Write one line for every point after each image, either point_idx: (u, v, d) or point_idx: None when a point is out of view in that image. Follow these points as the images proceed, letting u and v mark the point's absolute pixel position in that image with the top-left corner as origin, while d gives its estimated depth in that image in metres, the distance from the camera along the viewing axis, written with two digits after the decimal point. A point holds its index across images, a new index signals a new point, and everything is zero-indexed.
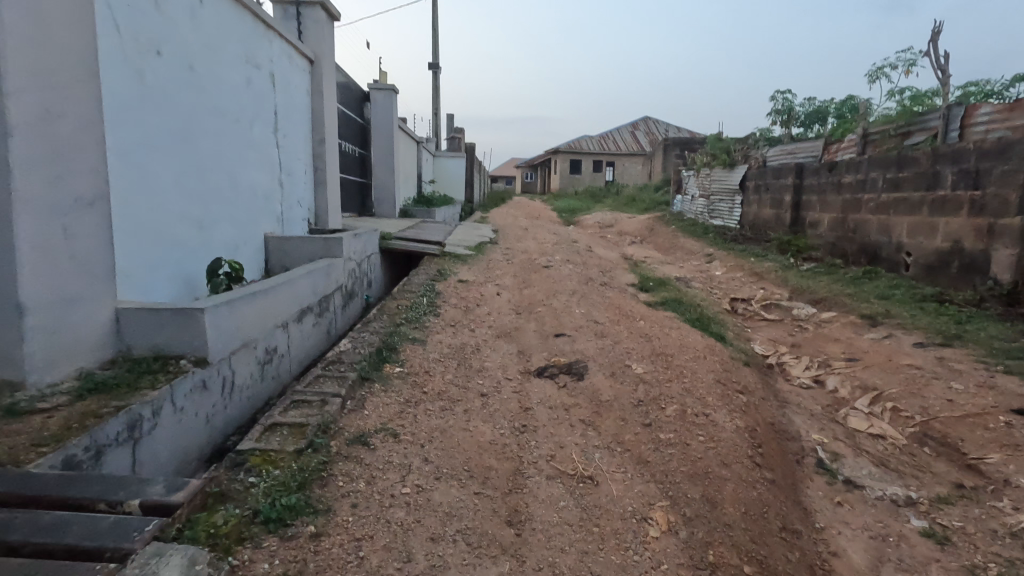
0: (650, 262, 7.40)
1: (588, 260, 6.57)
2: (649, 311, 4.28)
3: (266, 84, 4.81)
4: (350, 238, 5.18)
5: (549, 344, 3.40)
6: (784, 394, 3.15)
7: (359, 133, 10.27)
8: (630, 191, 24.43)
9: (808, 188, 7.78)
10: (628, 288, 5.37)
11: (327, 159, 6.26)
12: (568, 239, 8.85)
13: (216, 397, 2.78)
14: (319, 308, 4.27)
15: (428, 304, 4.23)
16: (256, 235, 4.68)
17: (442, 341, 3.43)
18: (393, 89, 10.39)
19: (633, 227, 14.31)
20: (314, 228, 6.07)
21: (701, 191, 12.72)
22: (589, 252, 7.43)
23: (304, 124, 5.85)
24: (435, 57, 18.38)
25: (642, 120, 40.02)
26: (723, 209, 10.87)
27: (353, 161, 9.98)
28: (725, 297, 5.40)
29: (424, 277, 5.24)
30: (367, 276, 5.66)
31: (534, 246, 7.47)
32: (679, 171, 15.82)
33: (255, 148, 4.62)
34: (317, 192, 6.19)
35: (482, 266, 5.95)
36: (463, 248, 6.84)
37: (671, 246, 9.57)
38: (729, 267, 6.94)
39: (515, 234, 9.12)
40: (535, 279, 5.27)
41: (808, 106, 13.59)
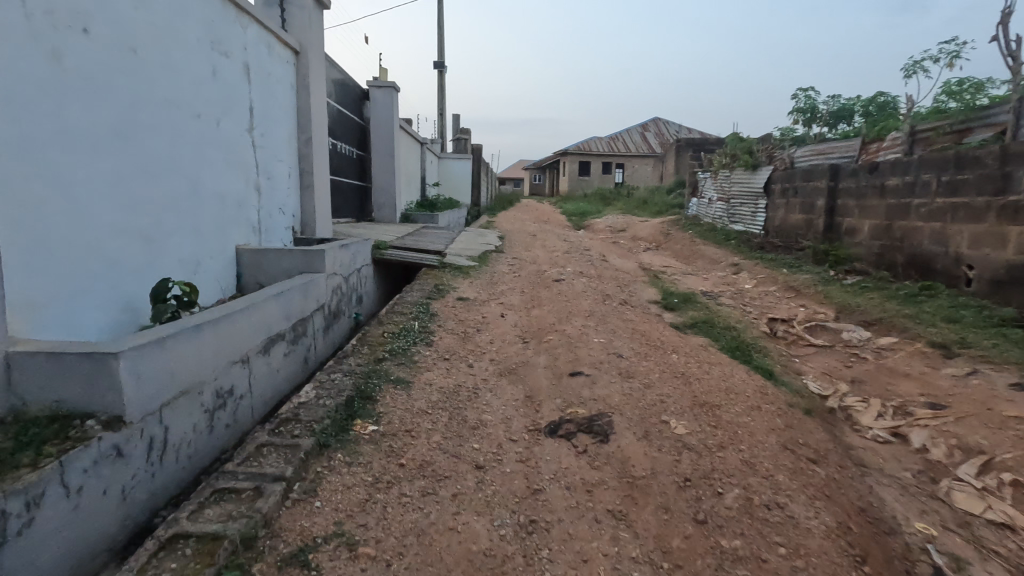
0: (671, 274, 6.75)
1: (603, 272, 5.94)
2: (681, 339, 3.65)
3: (237, 75, 4.22)
4: (336, 250, 4.58)
5: (564, 386, 2.79)
6: (860, 456, 2.51)
7: (358, 133, 9.70)
8: (642, 194, 23.74)
9: (844, 192, 7.10)
10: (651, 306, 4.74)
11: (315, 161, 5.67)
12: (580, 247, 8.22)
13: (137, 464, 2.17)
14: (293, 335, 3.66)
15: (419, 330, 3.62)
16: (226, 248, 4.10)
17: (432, 382, 2.81)
18: (394, 87, 9.83)
19: (646, 232, 13.64)
20: (299, 238, 5.49)
21: (719, 195, 12.03)
22: (604, 262, 6.80)
23: (287, 122, 5.26)
24: (440, 56, 17.82)
25: (653, 121, 39.27)
26: (745, 213, 10.18)
27: (351, 164, 9.41)
28: (762, 317, 4.74)
29: (420, 294, 4.63)
30: (356, 292, 5.05)
31: (544, 256, 6.84)
32: (695, 173, 15.13)
33: (224, 149, 4.03)
34: (303, 198, 5.61)
35: (487, 280, 5.34)
36: (466, 258, 6.23)
37: (691, 254, 8.91)
38: (759, 279, 6.27)
39: (524, 241, 8.50)
40: (546, 297, 4.65)
41: (833, 104, 12.87)
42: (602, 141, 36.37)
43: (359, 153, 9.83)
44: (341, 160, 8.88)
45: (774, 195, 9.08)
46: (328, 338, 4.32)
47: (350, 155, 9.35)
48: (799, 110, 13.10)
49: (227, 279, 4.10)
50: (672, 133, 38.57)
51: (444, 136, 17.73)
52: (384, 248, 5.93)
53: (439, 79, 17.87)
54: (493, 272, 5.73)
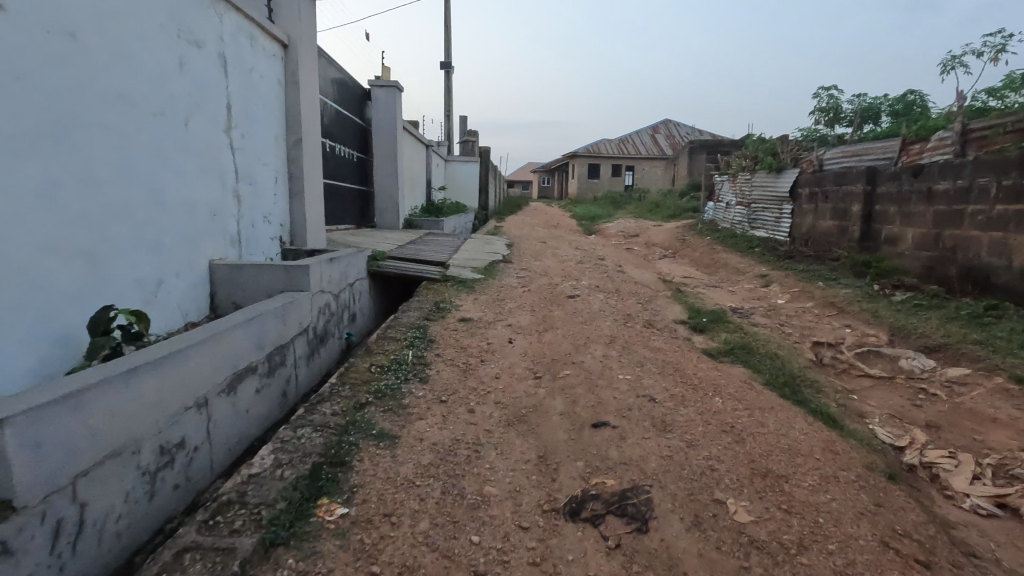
0: (695, 287, 6.19)
1: (622, 286, 5.40)
2: (721, 373, 3.11)
3: (212, 68, 3.74)
4: (324, 265, 4.09)
5: (587, 441, 2.28)
6: (968, 540, 1.97)
7: (359, 135, 9.24)
8: (653, 197, 23.18)
9: (884, 197, 6.51)
10: (679, 328, 4.20)
11: (305, 165, 5.20)
12: (594, 255, 7.69)
13: (35, 561, 1.67)
14: (268, 367, 3.17)
15: (413, 361, 3.11)
16: (197, 263, 3.62)
17: (423, 436, 2.29)
18: (397, 85, 9.37)
19: (661, 237, 13.07)
20: (287, 249, 5.02)
21: (738, 199, 11.46)
22: (622, 274, 6.26)
23: (273, 122, 4.78)
24: (447, 56, 17.38)
25: (665, 123, 38.64)
26: (768, 219, 9.59)
27: (352, 167, 8.94)
28: (804, 340, 4.19)
29: (417, 313, 4.13)
30: (347, 310, 4.55)
31: (556, 268, 6.32)
32: (711, 176, 14.53)
33: (194, 151, 3.55)
34: (291, 205, 5.14)
35: (493, 296, 4.83)
36: (470, 270, 5.73)
37: (712, 264, 8.34)
38: (793, 293, 5.71)
39: (534, 249, 8.00)
40: (560, 317, 4.13)
41: (858, 103, 12.25)
42: (612, 143, 35.79)
43: (360, 157, 9.36)
44: (340, 163, 8.41)
45: (801, 200, 8.50)
46: (313, 365, 3.82)
47: (350, 158, 8.88)
48: (822, 110, 12.49)
49: (198, 299, 3.62)
50: (684, 135, 37.91)
51: (451, 138, 17.27)
52: (382, 260, 5.44)
53: (446, 80, 17.42)
54: (500, 287, 5.21)
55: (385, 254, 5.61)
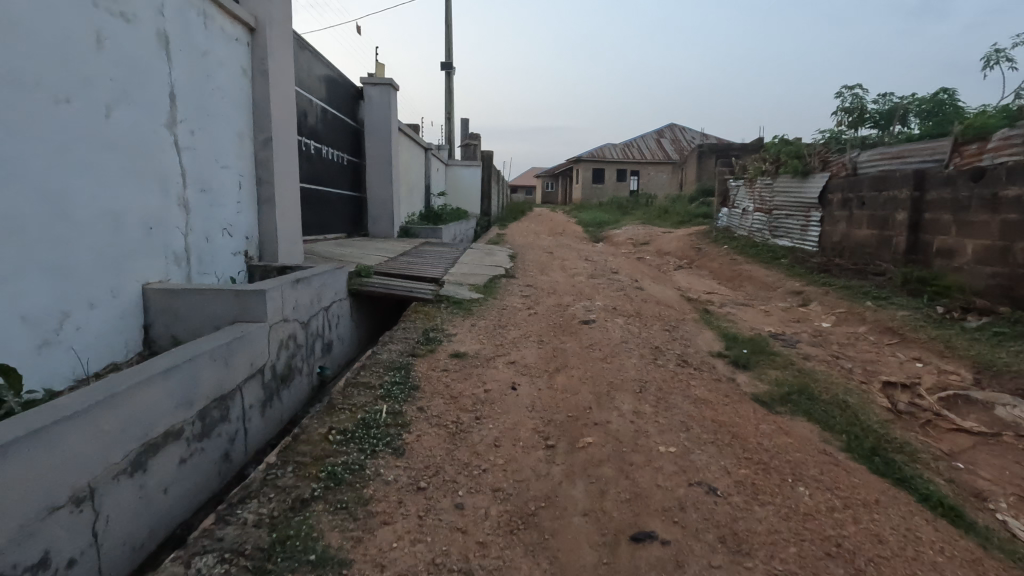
0: (724, 306, 5.47)
1: (643, 307, 4.68)
2: (789, 437, 2.39)
3: (147, 48, 3.05)
4: (289, 288, 3.37)
5: (627, 569, 1.56)
6: None
7: (350, 137, 8.56)
8: (661, 202, 22.45)
9: (934, 204, 5.77)
10: (719, 364, 3.47)
11: (278, 167, 4.51)
12: (606, 268, 6.97)
13: None
14: (201, 426, 2.45)
15: (387, 422, 2.39)
16: (125, 288, 2.93)
17: (386, 560, 1.58)
18: (392, 83, 8.71)
19: (673, 246, 12.36)
20: (254, 264, 4.32)
21: (757, 204, 10.73)
22: (641, 290, 5.53)
23: (237, 118, 4.09)
24: (447, 56, 16.76)
25: (670, 127, 38.02)
26: (794, 227, 8.85)
27: (343, 172, 8.24)
28: (871, 379, 3.46)
29: (401, 346, 3.41)
30: (320, 339, 3.84)
31: (565, 284, 5.59)
32: (725, 180, 13.83)
33: (121, 150, 2.86)
34: (260, 213, 4.44)
35: (493, 321, 4.12)
36: (468, 287, 5.02)
37: (736, 277, 7.61)
38: (838, 315, 4.98)
39: (540, 261, 7.29)
40: (574, 350, 3.42)
41: (883, 104, 11.55)
42: (616, 148, 35.18)
43: (352, 161, 8.66)
44: (330, 167, 7.70)
45: (833, 206, 7.76)
46: (271, 414, 3.10)
47: (341, 162, 8.18)
48: (845, 111, 11.78)
49: (127, 334, 2.93)
50: (690, 140, 37.26)
51: (452, 142, 16.60)
52: (366, 277, 4.75)
53: (446, 81, 16.78)
54: (502, 309, 4.49)
55: (370, 270, 4.90)
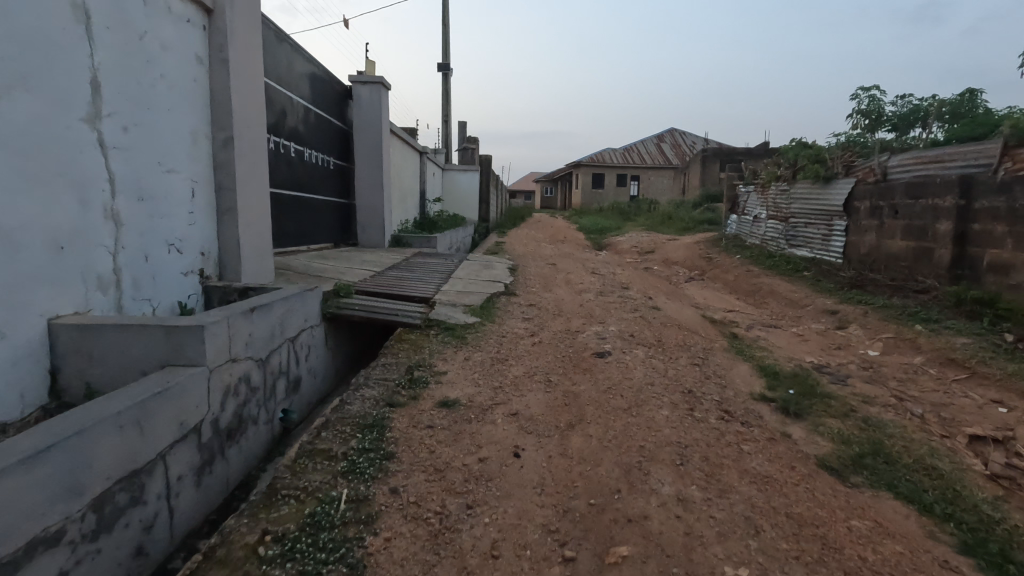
0: (752, 330, 4.85)
1: (665, 333, 4.07)
2: (892, 540, 1.76)
3: (57, 23, 2.45)
4: (238, 319, 2.74)
5: None
6: None
7: (338, 139, 7.95)
8: (664, 208, 21.86)
9: (984, 214, 5.17)
10: (766, 412, 2.85)
11: (241, 171, 3.87)
12: (616, 282, 6.35)
13: None
14: (97, 521, 1.82)
15: (346, 518, 1.77)
16: (22, 324, 2.30)
17: None
18: (382, 81, 8.11)
19: (681, 255, 11.75)
20: (211, 285, 3.69)
21: (772, 212, 10.13)
22: (658, 311, 4.91)
23: (188, 113, 3.47)
24: (444, 58, 16.19)
25: (670, 132, 37.50)
26: (815, 237, 8.24)
27: (330, 177, 7.62)
28: (952, 431, 2.83)
29: (377, 390, 2.79)
30: (282, 378, 3.21)
31: (572, 304, 4.97)
32: (733, 186, 13.26)
33: (15, 149, 2.24)
34: (220, 225, 3.82)
35: (491, 353, 3.49)
36: (463, 308, 4.40)
37: (756, 292, 6.99)
38: (885, 341, 4.36)
39: (543, 274, 6.67)
40: (591, 396, 2.80)
41: (903, 106, 10.98)
42: (617, 153, 34.66)
43: (340, 165, 8.04)
44: (315, 171, 7.09)
45: (860, 215, 7.17)
46: (211, 481, 2.46)
47: (328, 166, 7.56)
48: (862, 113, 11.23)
49: (23, 384, 2.30)
50: (692, 144, 36.76)
51: (449, 146, 16.00)
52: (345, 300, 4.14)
53: (444, 83, 16.20)
54: (502, 336, 3.86)
55: (350, 291, 4.28)
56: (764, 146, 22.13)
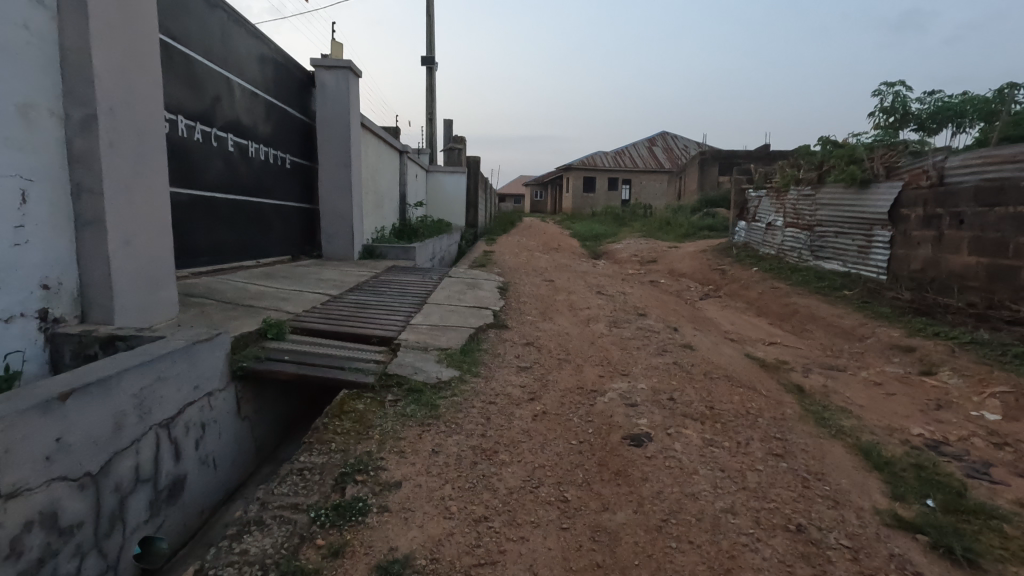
0: (812, 376, 3.77)
1: (715, 391, 2.96)
2: None
3: None
4: (27, 422, 1.57)
5: None
6: None
7: (298, 132, 6.76)
8: (660, 214, 20.86)
9: None
10: (925, 561, 1.73)
11: (114, 167, 2.69)
12: (628, 306, 5.24)
13: None
14: None
15: None
16: None
17: None
18: (351, 66, 6.94)
19: (687, 266, 10.70)
20: (60, 333, 2.51)
21: (791, 219, 9.10)
22: (692, 350, 3.79)
23: (13, 79, 2.29)
24: (429, 51, 15.07)
25: (662, 135, 36.75)
26: (850, 249, 7.20)
27: (287, 178, 6.43)
28: None
29: (272, 539, 1.64)
30: (141, 492, 2.03)
31: (581, 344, 3.85)
32: (742, 191, 12.27)
33: None
34: (80, 244, 2.64)
35: (473, 437, 2.34)
36: (436, 353, 3.24)
37: (791, 315, 5.91)
38: (1001, 397, 3.28)
39: (541, 296, 5.54)
40: (640, 544, 1.68)
41: (931, 104, 10.04)
42: (608, 156, 33.74)
43: (300, 164, 6.84)
44: (267, 171, 5.90)
45: (909, 224, 6.14)
46: None
47: (285, 165, 6.36)
48: (885, 111, 10.40)
49: None
50: (685, 148, 35.94)
51: (433, 146, 14.84)
52: (269, 353, 2.97)
53: (428, 78, 15.06)
54: (489, 402, 2.72)
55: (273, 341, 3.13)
56: (765, 149, 21.25)
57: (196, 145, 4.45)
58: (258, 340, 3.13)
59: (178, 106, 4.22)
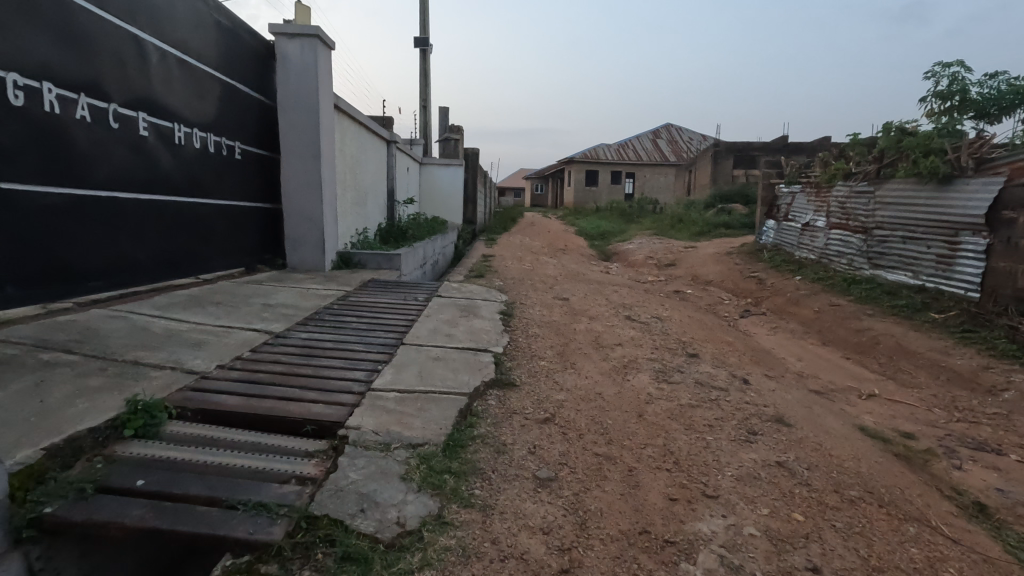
0: (969, 467, 2.55)
1: (876, 540, 1.75)
2: None
3: None
4: None
5: None
6: None
7: (253, 114, 5.48)
8: (670, 210, 19.64)
9: None
10: None
11: None
12: (671, 339, 4.02)
13: None
14: None
15: None
16: None
17: None
18: (319, 34, 5.64)
19: (711, 270, 9.48)
20: None
21: (837, 219, 7.87)
22: (791, 430, 2.55)
23: None
24: (423, 32, 13.72)
25: (667, 128, 35.50)
26: (924, 259, 5.97)
27: (237, 172, 5.16)
28: None
29: None
30: None
31: (624, 419, 2.61)
32: (770, 186, 11.02)
33: None
34: None
35: None
36: (404, 457, 2.00)
37: (871, 347, 4.68)
38: None
39: (557, 323, 4.32)
40: None
41: (993, 87, 8.83)
42: (612, 148, 32.41)
43: (257, 154, 5.56)
44: (207, 163, 4.64)
45: (1016, 231, 4.91)
46: None
47: (233, 155, 5.09)
48: (940, 95, 9.22)
49: None
50: (691, 140, 34.65)
51: (428, 136, 13.51)
52: (108, 478, 1.72)
53: (422, 61, 13.71)
54: None
55: (123, 452, 1.87)
56: (782, 141, 20.07)
57: (77, 126, 3.20)
58: (103, 444, 1.88)
59: (45, 68, 2.98)
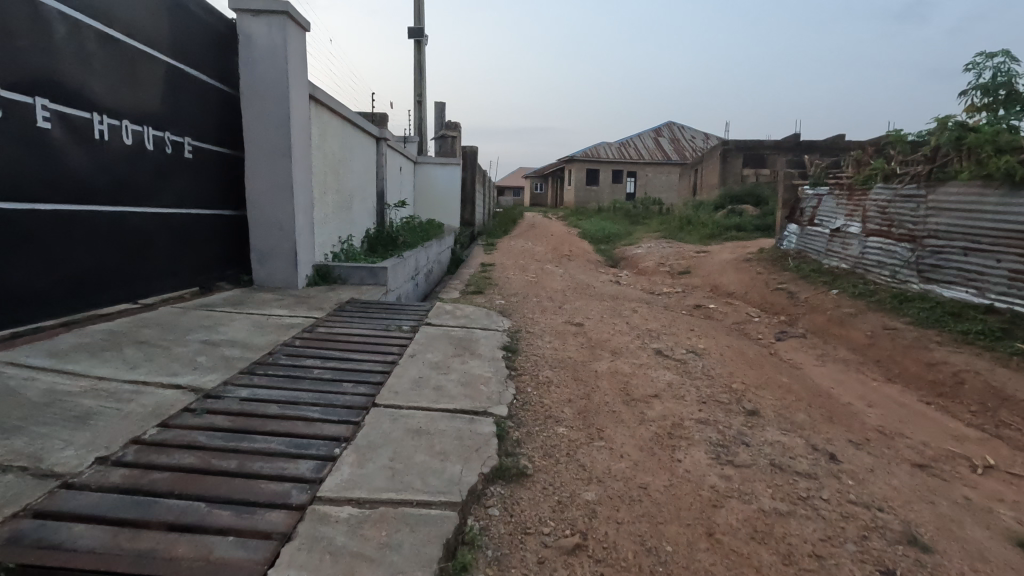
0: None
1: None
2: None
3: None
4: None
5: None
6: None
7: (209, 104, 4.61)
8: (677, 211, 18.80)
9: None
10: None
11: None
12: (718, 386, 3.20)
13: None
14: None
15: None
16: None
17: None
18: (288, 9, 4.77)
19: (731, 280, 8.66)
20: None
21: (876, 225, 7.04)
22: (939, 565, 1.72)
23: None
24: (418, 22, 12.87)
25: (669, 126, 34.70)
26: (994, 275, 5.15)
27: (188, 173, 4.31)
28: None
29: None
30: None
31: (689, 543, 1.78)
32: (792, 187, 10.20)
33: None
34: None
35: None
36: None
37: (953, 390, 3.85)
38: None
39: (573, 362, 3.49)
40: None
41: None
42: (613, 146, 31.56)
43: (214, 152, 4.70)
44: (145, 163, 3.80)
45: None
46: None
47: (182, 154, 4.25)
48: (983, 89, 8.40)
49: None
50: (695, 138, 33.80)
51: (423, 134, 12.66)
52: None
53: (417, 53, 12.85)
54: None
55: None
56: (794, 139, 19.23)
57: None
58: None
59: None
